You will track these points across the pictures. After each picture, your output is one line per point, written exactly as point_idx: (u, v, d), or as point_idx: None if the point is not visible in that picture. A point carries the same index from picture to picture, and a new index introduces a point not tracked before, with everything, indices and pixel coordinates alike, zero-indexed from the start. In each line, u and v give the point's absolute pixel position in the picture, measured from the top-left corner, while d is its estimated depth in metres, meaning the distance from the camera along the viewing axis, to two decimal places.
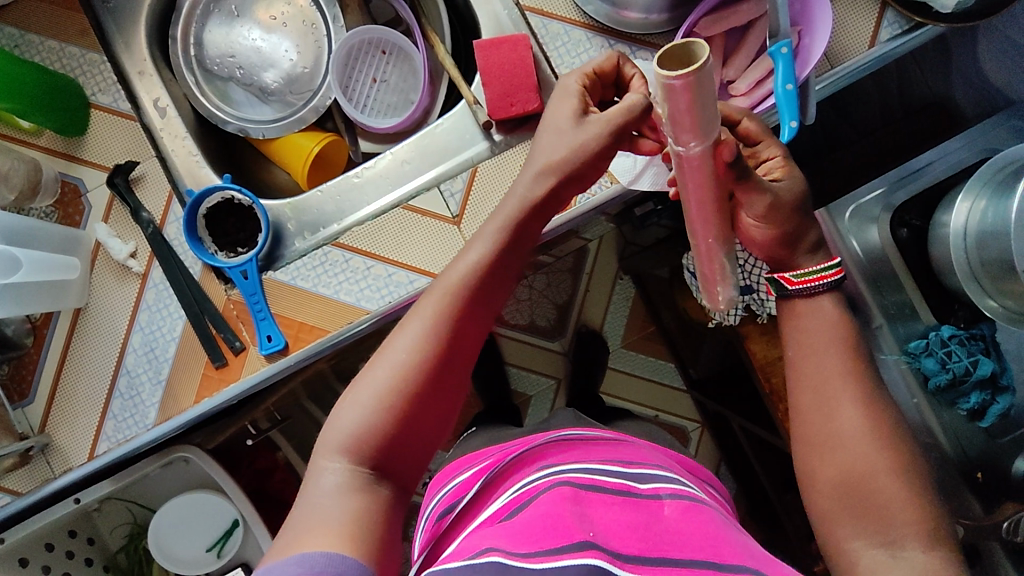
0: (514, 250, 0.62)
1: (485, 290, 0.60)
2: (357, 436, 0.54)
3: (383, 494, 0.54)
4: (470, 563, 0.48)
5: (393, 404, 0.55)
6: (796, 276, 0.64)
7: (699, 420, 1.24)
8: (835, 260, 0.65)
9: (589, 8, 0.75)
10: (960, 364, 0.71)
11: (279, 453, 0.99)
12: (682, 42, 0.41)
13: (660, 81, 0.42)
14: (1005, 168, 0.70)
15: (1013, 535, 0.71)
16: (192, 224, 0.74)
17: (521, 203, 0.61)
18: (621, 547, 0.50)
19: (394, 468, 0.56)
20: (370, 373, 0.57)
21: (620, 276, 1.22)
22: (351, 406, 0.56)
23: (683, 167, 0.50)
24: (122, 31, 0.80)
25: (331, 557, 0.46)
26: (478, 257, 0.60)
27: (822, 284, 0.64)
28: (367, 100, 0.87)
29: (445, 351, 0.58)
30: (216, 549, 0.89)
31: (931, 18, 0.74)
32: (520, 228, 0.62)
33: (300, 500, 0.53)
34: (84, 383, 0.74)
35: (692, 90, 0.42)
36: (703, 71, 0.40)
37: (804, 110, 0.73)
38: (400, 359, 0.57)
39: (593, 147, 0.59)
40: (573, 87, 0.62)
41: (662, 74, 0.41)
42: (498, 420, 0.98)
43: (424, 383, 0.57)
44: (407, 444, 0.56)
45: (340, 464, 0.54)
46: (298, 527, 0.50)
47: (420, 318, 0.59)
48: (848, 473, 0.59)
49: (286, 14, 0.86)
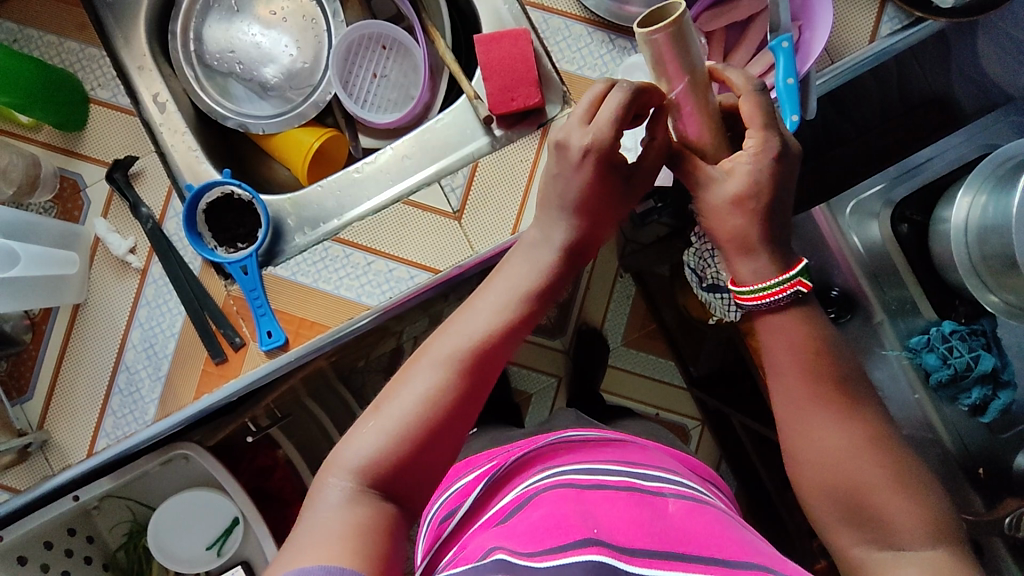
0: (543, 297, 0.61)
1: (512, 333, 0.59)
2: (374, 460, 0.53)
3: (390, 514, 0.53)
4: (475, 562, 0.48)
5: (412, 435, 0.54)
6: (744, 294, 0.58)
7: (699, 416, 1.24)
8: (790, 274, 0.57)
9: (591, 2, 0.75)
10: (962, 360, 0.70)
11: (279, 450, 0.96)
12: (658, 6, 0.54)
13: (644, 38, 0.54)
14: (1006, 163, 0.70)
15: (1015, 530, 0.70)
16: (191, 219, 0.74)
17: (542, 254, 0.62)
18: (625, 541, 0.50)
19: (404, 494, 0.55)
20: (391, 403, 0.56)
21: (620, 275, 1.18)
22: (371, 431, 0.55)
23: (677, 113, 0.60)
24: (121, 25, 0.80)
25: (328, 569, 0.45)
26: (507, 304, 0.60)
27: (780, 299, 0.57)
28: (367, 95, 0.87)
29: (468, 390, 0.57)
30: (216, 547, 0.88)
31: (932, 14, 0.77)
32: (546, 276, 0.61)
33: (304, 516, 0.52)
34: (83, 378, 0.74)
35: (672, 38, 0.53)
36: (678, 20, 0.52)
37: (805, 104, 0.73)
38: (424, 393, 0.56)
39: (608, 211, 0.61)
40: (604, 139, 0.56)
41: (643, 31, 0.53)
42: (499, 419, 0.98)
43: (445, 419, 0.56)
44: (420, 474, 0.55)
45: (351, 483, 0.53)
46: (302, 541, 0.49)
47: (444, 355, 0.58)
48: (855, 479, 0.58)
49: (286, 10, 0.86)
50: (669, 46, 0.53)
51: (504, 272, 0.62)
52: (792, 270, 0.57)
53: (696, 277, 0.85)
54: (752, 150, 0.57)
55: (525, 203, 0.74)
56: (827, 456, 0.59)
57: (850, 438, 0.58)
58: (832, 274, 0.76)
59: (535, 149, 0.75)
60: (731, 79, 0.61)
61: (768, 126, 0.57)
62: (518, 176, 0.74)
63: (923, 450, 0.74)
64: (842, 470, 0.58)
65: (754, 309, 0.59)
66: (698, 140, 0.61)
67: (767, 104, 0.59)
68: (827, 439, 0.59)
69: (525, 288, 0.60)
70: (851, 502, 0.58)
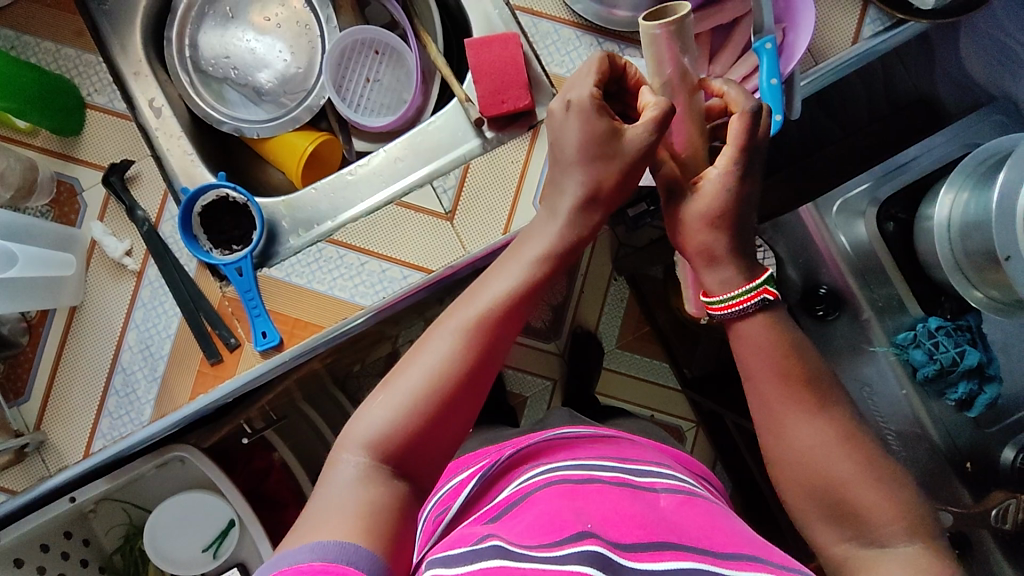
0: (553, 268, 0.59)
1: (524, 307, 0.58)
2: (386, 435, 0.53)
3: (402, 492, 0.52)
4: (471, 547, 0.49)
5: (424, 409, 0.54)
6: (714, 303, 0.60)
7: (693, 417, 1.25)
8: (757, 282, 0.59)
9: (579, 7, 0.76)
10: (948, 355, 0.71)
11: (274, 453, 0.96)
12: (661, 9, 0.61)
13: (647, 33, 0.59)
14: (988, 160, 0.71)
15: (1001, 522, 0.72)
16: (187, 221, 0.76)
17: (555, 228, 0.59)
18: (618, 535, 0.50)
19: (418, 470, 0.54)
20: (401, 377, 0.55)
21: (614, 277, 1.24)
22: (383, 404, 0.54)
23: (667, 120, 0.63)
24: (118, 33, 0.82)
25: (343, 544, 0.45)
26: (516, 274, 0.58)
27: (747, 306, 0.59)
28: (361, 99, 0.88)
29: (480, 362, 0.56)
30: (212, 549, 0.89)
31: (910, 14, 0.77)
32: (557, 247, 0.59)
33: (317, 492, 0.52)
34: (80, 379, 0.75)
35: (671, 36, 0.59)
36: (678, 18, 0.59)
37: (789, 105, 0.74)
38: (435, 365, 0.55)
39: (614, 181, 0.58)
40: (585, 101, 0.57)
41: (646, 24, 0.59)
42: (493, 419, 0.99)
43: (456, 392, 0.55)
44: (432, 450, 0.55)
45: (364, 459, 0.52)
46: (313, 517, 0.49)
47: (455, 328, 0.56)
48: (836, 476, 0.58)
49: (280, 16, 0.88)
50: (668, 41, 0.59)
51: (516, 249, 0.60)
52: (759, 277, 0.59)
53: None
54: (726, 166, 0.58)
55: (517, 203, 0.75)
56: (813, 453, 0.59)
57: (834, 432, 0.59)
58: (820, 273, 0.77)
59: (527, 149, 0.76)
60: (727, 92, 0.61)
61: (746, 148, 0.57)
62: (508, 176, 0.75)
63: (911, 445, 0.75)
64: (827, 467, 0.59)
65: (726, 318, 0.61)
66: (683, 150, 0.62)
67: (755, 125, 0.58)
68: (813, 434, 0.59)
69: (535, 262, 0.58)
70: (833, 495, 0.59)
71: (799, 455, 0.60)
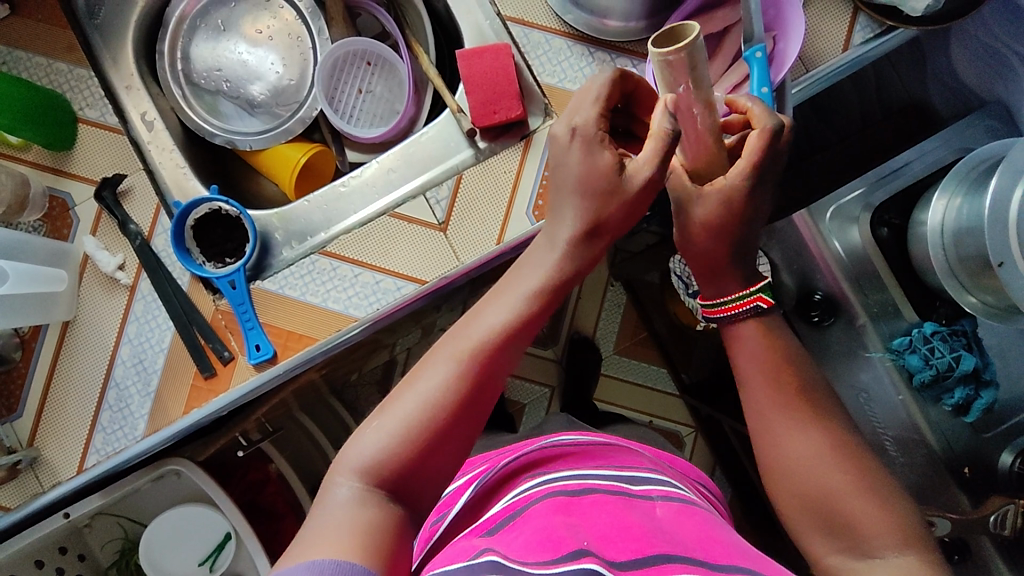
0: (556, 295, 0.59)
1: (523, 334, 0.57)
2: (381, 461, 0.52)
3: (397, 515, 0.51)
4: (466, 563, 0.48)
5: (417, 437, 0.53)
6: (711, 307, 0.64)
7: (692, 424, 1.23)
8: (754, 287, 0.62)
9: (569, 17, 0.77)
10: (943, 360, 0.70)
11: (270, 465, 0.96)
12: (673, 26, 0.55)
13: (657, 58, 0.55)
14: (980, 165, 0.71)
15: (999, 529, 0.71)
16: (179, 235, 0.75)
17: (564, 258, 0.59)
18: (614, 552, 0.49)
19: (414, 494, 0.53)
20: (396, 405, 0.55)
21: (612, 284, 1.23)
22: (377, 430, 0.54)
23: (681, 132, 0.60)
24: (110, 47, 0.82)
25: (340, 563, 0.45)
26: (515, 298, 0.58)
27: (740, 312, 0.63)
28: (353, 110, 0.88)
29: (477, 391, 0.55)
30: (208, 563, 0.88)
31: (901, 22, 0.76)
32: (551, 267, 0.59)
33: (313, 514, 0.51)
34: (72, 395, 0.75)
35: (684, 60, 0.54)
36: (691, 44, 0.53)
37: (781, 111, 0.74)
38: (430, 394, 0.54)
39: (633, 198, 0.56)
40: (590, 131, 0.56)
41: (658, 52, 0.54)
42: (491, 428, 0.99)
43: (451, 420, 0.54)
44: (428, 475, 0.54)
45: (359, 483, 0.52)
46: (310, 537, 0.48)
47: (451, 356, 0.56)
48: (833, 488, 0.57)
49: (272, 28, 0.88)
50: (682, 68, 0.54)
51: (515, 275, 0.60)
52: (754, 283, 0.63)
53: (683, 286, 0.86)
54: (733, 172, 0.58)
55: (510, 213, 0.75)
56: (807, 462, 0.59)
57: (828, 442, 0.59)
58: (815, 279, 0.77)
59: (518, 159, 0.76)
60: (751, 109, 0.60)
61: (759, 162, 0.57)
62: (502, 186, 0.75)
63: (909, 450, 0.75)
64: (823, 479, 0.58)
65: (725, 320, 0.64)
66: (696, 165, 0.61)
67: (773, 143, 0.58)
68: (806, 444, 0.59)
69: (533, 286, 0.58)
70: (823, 504, 0.58)
71: (791, 463, 0.59)
